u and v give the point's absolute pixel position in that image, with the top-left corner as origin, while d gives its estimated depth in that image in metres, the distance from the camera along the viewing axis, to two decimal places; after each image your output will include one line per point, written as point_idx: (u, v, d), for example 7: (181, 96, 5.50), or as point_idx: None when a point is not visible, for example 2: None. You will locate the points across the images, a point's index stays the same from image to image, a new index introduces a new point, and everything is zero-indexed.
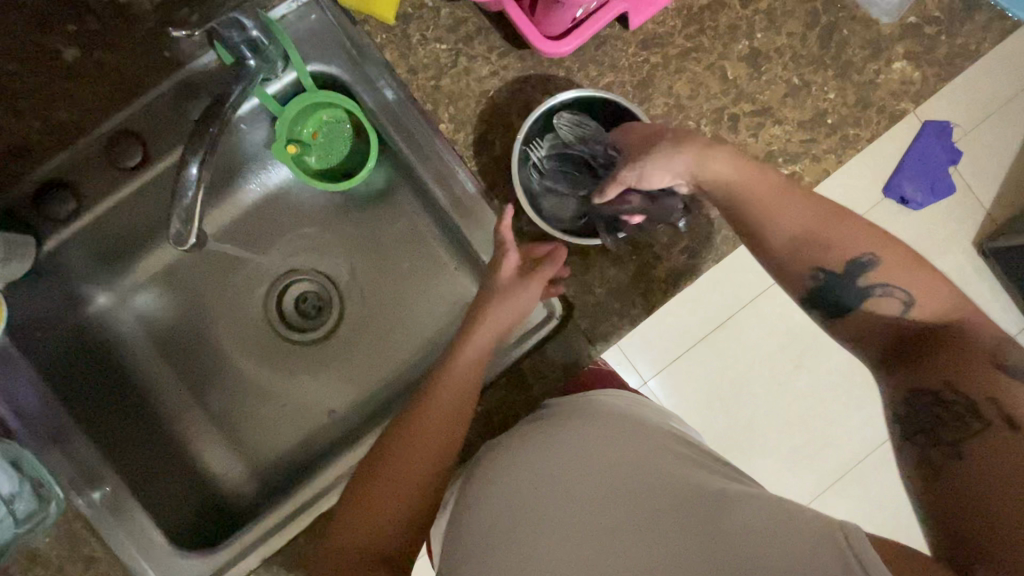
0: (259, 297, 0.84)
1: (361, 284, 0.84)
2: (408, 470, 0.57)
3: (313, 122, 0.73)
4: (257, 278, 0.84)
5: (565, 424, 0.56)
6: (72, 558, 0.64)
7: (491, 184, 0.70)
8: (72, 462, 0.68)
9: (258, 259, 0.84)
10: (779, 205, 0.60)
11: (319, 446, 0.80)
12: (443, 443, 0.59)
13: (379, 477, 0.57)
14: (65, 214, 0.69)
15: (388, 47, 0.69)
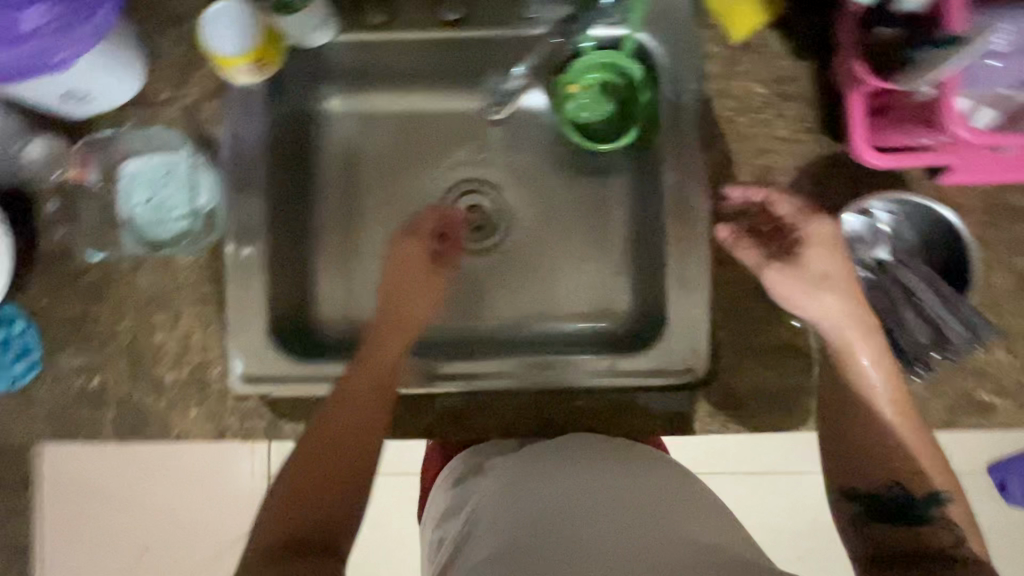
0: (441, 186, 0.85)
1: (531, 232, 0.84)
2: (359, 417, 0.63)
3: (603, 74, 0.74)
4: (451, 167, 0.85)
5: (571, 454, 0.61)
6: (194, 288, 0.70)
7: (719, 230, 0.69)
8: (235, 214, 0.70)
9: (464, 153, 0.85)
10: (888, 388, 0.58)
11: (413, 338, 0.81)
12: (380, 396, 0.65)
13: (338, 405, 0.63)
14: (372, 22, 0.74)
15: (715, 59, 0.70)
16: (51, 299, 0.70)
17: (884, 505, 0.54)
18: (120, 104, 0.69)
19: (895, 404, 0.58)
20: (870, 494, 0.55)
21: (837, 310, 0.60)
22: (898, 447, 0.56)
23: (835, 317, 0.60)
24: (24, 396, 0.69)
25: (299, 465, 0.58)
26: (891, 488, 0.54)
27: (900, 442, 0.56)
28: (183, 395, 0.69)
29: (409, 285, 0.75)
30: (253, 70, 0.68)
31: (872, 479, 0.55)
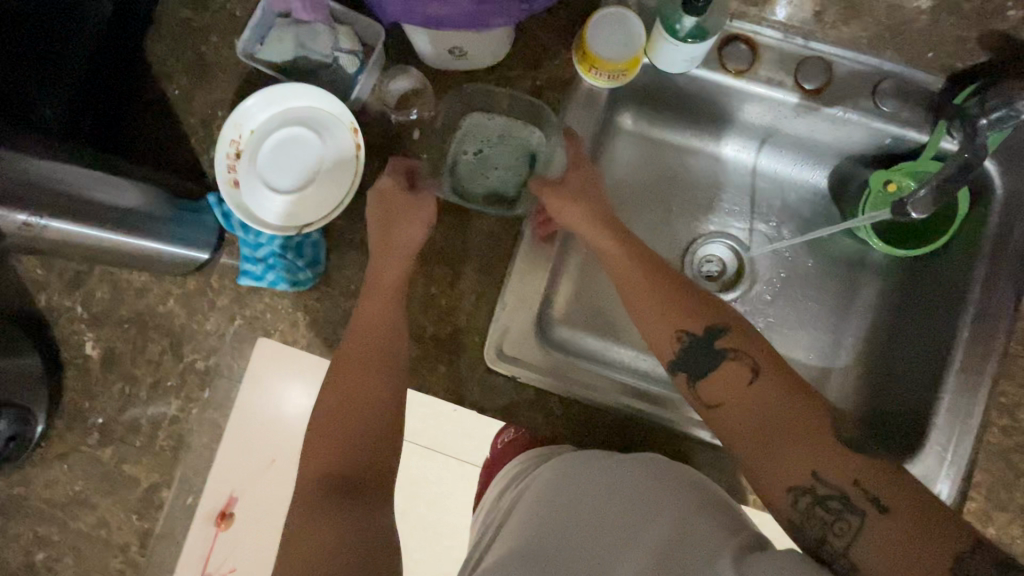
0: (694, 230, 0.86)
1: (772, 300, 0.84)
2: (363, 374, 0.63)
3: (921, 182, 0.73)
4: (710, 217, 0.86)
5: (596, 464, 0.63)
6: (480, 254, 0.72)
7: (1006, 372, 0.68)
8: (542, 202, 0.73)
9: (726, 207, 0.86)
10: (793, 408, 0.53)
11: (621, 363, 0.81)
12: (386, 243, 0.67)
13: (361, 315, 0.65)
14: (731, 67, 0.72)
15: None
16: (350, 221, 0.73)
17: (821, 518, 0.49)
18: (477, 68, 0.73)
19: (747, 414, 0.54)
20: (676, 357, 0.60)
21: (682, 313, 0.60)
22: (753, 421, 0.54)
23: (652, 315, 0.61)
24: (297, 301, 0.73)
25: (337, 382, 0.63)
26: (803, 496, 0.51)
27: (757, 424, 0.53)
28: (438, 349, 0.71)
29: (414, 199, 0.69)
30: (614, 78, 0.70)
31: (794, 477, 0.51)
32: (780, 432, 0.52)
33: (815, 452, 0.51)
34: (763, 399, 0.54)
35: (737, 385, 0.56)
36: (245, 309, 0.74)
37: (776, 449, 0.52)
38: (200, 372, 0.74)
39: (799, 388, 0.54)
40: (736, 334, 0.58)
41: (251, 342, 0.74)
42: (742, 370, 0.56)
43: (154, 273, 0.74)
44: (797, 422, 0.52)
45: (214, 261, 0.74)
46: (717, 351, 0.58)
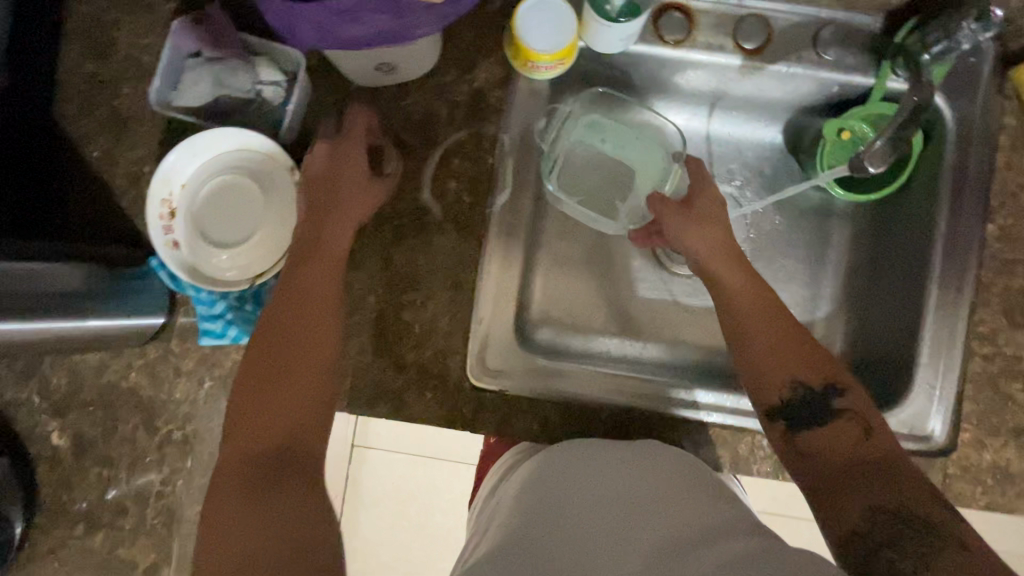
0: None
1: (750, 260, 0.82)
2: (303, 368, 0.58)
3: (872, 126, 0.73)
4: None
5: (596, 454, 0.60)
6: (447, 273, 0.70)
7: (982, 301, 0.68)
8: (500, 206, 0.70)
9: None
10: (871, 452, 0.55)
11: (607, 354, 0.80)
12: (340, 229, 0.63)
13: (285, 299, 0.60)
14: (671, 39, 0.70)
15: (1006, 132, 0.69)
16: None
17: (901, 531, 0.48)
18: (410, 79, 0.69)
19: (845, 461, 0.56)
20: (782, 404, 0.61)
21: (800, 366, 0.61)
22: (858, 461, 0.55)
23: (767, 347, 0.61)
24: None
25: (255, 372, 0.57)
26: (881, 514, 0.50)
27: (849, 463, 0.55)
28: (421, 376, 0.69)
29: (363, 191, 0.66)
30: (551, 68, 0.67)
31: (881, 501, 0.51)
32: (866, 474, 0.53)
33: (907, 491, 0.51)
34: (867, 454, 0.55)
35: (844, 444, 0.57)
36: (213, 368, 0.71)
37: (863, 485, 0.53)
38: (179, 442, 0.71)
39: (894, 455, 0.55)
40: (854, 399, 0.59)
41: (226, 401, 0.71)
42: (854, 429, 0.58)
43: (111, 348, 0.70)
44: (896, 468, 0.53)
45: (171, 323, 0.71)
46: (831, 410, 0.59)
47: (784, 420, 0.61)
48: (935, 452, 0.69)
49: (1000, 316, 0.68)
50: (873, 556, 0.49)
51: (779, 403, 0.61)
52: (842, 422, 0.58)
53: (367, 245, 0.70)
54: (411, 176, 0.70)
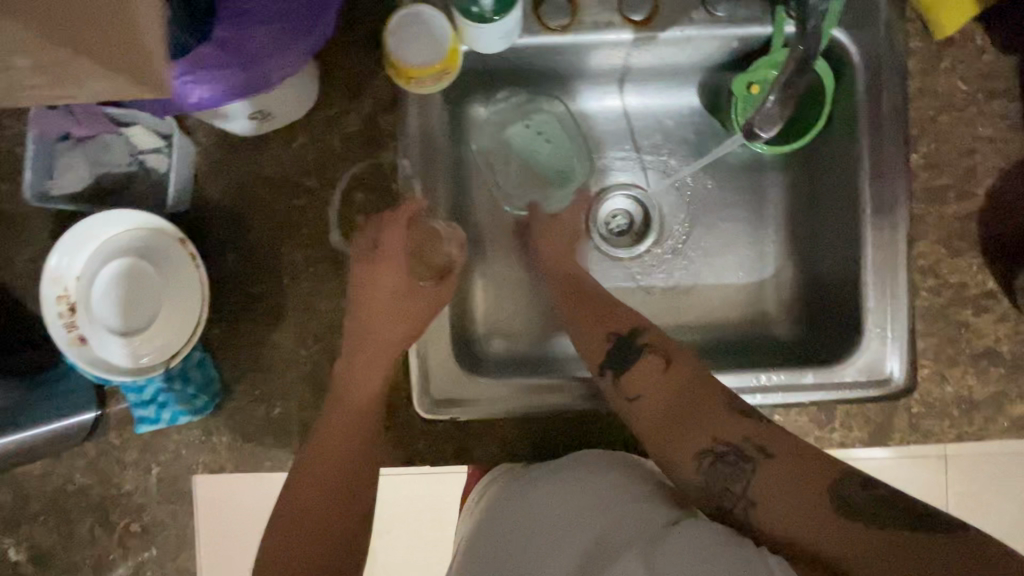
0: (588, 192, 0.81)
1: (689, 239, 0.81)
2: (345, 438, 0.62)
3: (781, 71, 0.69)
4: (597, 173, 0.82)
5: (541, 484, 0.57)
6: (375, 312, 0.67)
7: (918, 234, 0.67)
8: (414, 229, 0.67)
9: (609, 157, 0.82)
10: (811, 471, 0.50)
11: (551, 354, 0.78)
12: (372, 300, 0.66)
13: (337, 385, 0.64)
14: (554, 25, 0.66)
15: (915, 56, 0.66)
16: (229, 326, 0.67)
17: (732, 467, 0.52)
18: (294, 119, 0.66)
19: (665, 406, 0.58)
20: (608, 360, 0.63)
21: (608, 325, 0.66)
22: (671, 405, 0.58)
23: (594, 326, 0.66)
24: (207, 426, 0.68)
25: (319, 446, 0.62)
26: (707, 457, 0.53)
27: (667, 407, 0.58)
28: None
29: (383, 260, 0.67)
30: (437, 79, 0.64)
31: (699, 444, 0.54)
32: (677, 416, 0.57)
33: (713, 420, 0.55)
34: (672, 389, 0.59)
35: (651, 377, 0.60)
36: (159, 454, 0.68)
37: (682, 428, 0.56)
38: (140, 534, 0.69)
39: (693, 383, 0.59)
40: (653, 337, 0.64)
41: (179, 484, 0.69)
42: (656, 362, 0.61)
43: (49, 456, 0.68)
44: (709, 400, 0.57)
45: (105, 417, 0.68)
46: (637, 350, 0.63)
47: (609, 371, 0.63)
48: (902, 394, 0.67)
49: (939, 246, 0.67)
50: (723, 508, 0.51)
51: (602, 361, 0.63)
52: (649, 359, 0.62)
53: (289, 299, 0.67)
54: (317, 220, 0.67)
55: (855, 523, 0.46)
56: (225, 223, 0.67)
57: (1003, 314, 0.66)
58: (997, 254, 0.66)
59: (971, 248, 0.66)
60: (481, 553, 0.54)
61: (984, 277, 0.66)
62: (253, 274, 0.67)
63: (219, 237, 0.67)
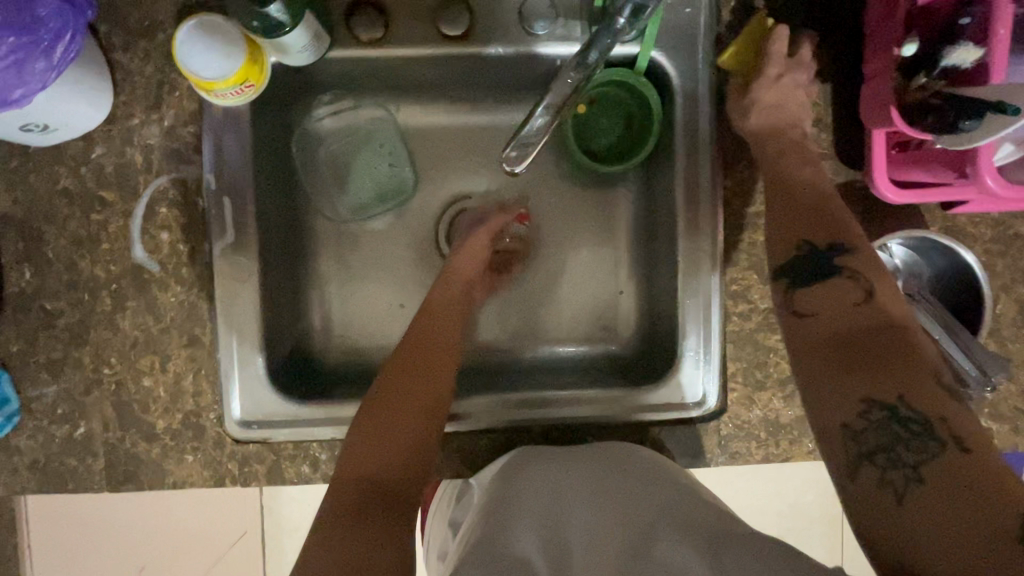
0: (436, 206, 0.79)
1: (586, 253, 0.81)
2: (392, 446, 0.58)
3: (606, 87, 0.73)
4: (443, 187, 0.79)
5: (555, 459, 0.63)
6: (182, 329, 0.66)
7: (731, 260, 0.67)
8: (222, 246, 0.65)
9: (457, 173, 0.79)
10: (885, 338, 0.46)
11: None
12: (441, 356, 0.66)
13: (375, 415, 0.60)
14: (365, 37, 0.65)
15: (731, 81, 0.66)
16: (27, 344, 0.65)
17: (893, 433, 0.43)
18: (89, 130, 0.63)
19: (837, 329, 0.49)
20: (788, 264, 0.54)
21: (807, 228, 0.55)
22: (858, 332, 0.48)
23: (799, 216, 0.56)
24: (5, 446, 0.65)
25: (365, 440, 0.58)
26: (872, 420, 0.44)
27: (843, 337, 0.48)
28: (177, 440, 0.66)
29: (455, 307, 0.71)
30: (238, 92, 0.62)
31: (877, 392, 0.44)
32: (878, 363, 0.45)
33: (904, 377, 0.44)
34: (865, 321, 0.48)
35: (843, 305, 0.50)
36: None
37: (846, 370, 0.46)
38: None
39: (900, 324, 0.47)
40: (862, 254, 0.52)
41: None
42: (853, 290, 0.50)
43: None
44: (901, 362, 0.45)
45: None
46: (835, 266, 0.52)
47: (784, 281, 0.54)
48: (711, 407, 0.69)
49: (750, 271, 0.67)
50: (863, 471, 0.44)
51: (784, 263, 0.54)
52: (853, 276, 0.51)
53: (92, 316, 0.65)
54: (119, 235, 0.65)
55: (896, 423, 0.43)
56: (21, 237, 0.64)
57: None
58: None
59: None
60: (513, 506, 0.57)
61: None
62: (51, 290, 0.65)
63: (14, 251, 0.64)
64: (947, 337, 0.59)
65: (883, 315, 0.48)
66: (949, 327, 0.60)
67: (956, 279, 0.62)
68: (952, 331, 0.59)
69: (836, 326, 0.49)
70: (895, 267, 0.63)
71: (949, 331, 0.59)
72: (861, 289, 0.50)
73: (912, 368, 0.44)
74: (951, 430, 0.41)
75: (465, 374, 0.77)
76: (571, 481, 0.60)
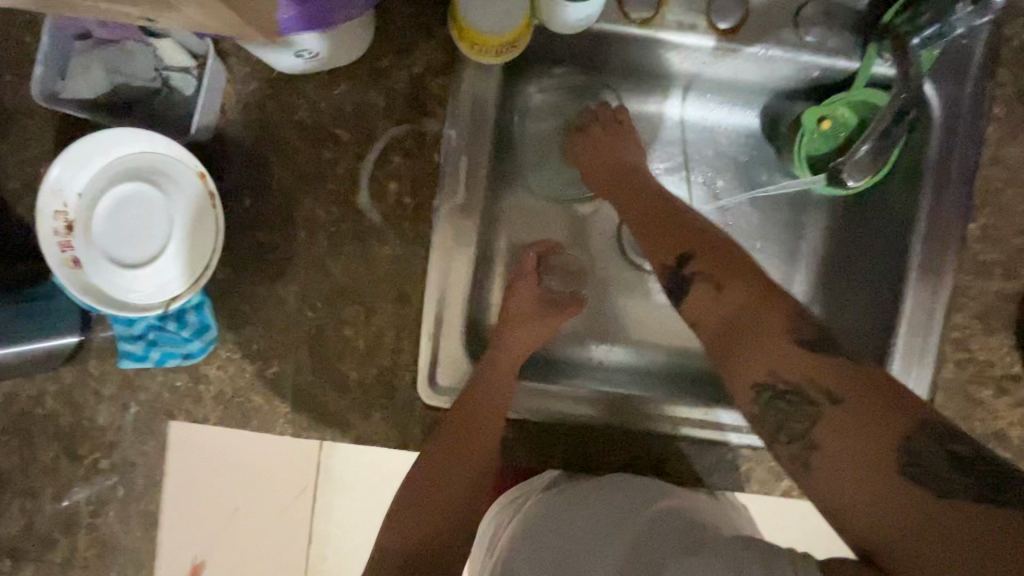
0: None
1: None
2: (455, 456, 0.62)
3: (838, 108, 0.65)
4: None
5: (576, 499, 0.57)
6: (391, 284, 0.64)
7: (957, 306, 0.65)
8: (448, 205, 0.63)
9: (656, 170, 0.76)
10: (761, 318, 0.49)
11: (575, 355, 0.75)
12: (503, 375, 0.63)
13: (454, 435, 0.61)
14: (635, 15, 0.62)
15: (995, 123, 0.64)
16: (234, 272, 0.63)
17: (785, 408, 0.45)
18: (339, 65, 0.61)
19: (721, 321, 0.52)
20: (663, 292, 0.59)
21: (663, 249, 0.60)
22: (722, 323, 0.52)
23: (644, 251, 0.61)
24: (196, 372, 0.64)
25: (434, 458, 0.62)
26: (764, 393, 0.47)
27: (727, 322, 0.51)
28: (366, 395, 0.65)
29: (531, 322, 0.68)
30: (502, 52, 0.59)
31: (755, 374, 0.47)
32: (744, 329, 0.50)
33: (772, 352, 0.47)
34: (729, 311, 0.51)
35: (713, 309, 0.53)
36: (141, 392, 0.65)
37: (735, 356, 0.49)
38: (106, 471, 0.66)
39: (756, 291, 0.51)
40: (706, 260, 0.56)
41: (155, 425, 0.65)
42: (708, 288, 0.54)
43: (20, 375, 0.64)
44: (871, 384, 0.43)
45: (88, 343, 0.64)
46: (688, 277, 0.56)
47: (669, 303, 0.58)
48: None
49: (974, 321, 0.65)
50: (774, 435, 0.45)
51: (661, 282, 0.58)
52: (702, 282, 0.55)
53: (303, 255, 0.63)
54: (347, 177, 0.63)
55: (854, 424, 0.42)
56: (248, 163, 0.62)
57: (1020, 399, 0.66)
58: None
59: (1004, 328, 0.65)
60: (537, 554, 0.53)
61: (1011, 360, 0.66)
62: (267, 222, 0.63)
63: (238, 176, 0.62)
64: None
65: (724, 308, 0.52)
66: None
67: None
68: None
69: (739, 307, 0.51)
70: None
71: None
72: (741, 287, 0.52)
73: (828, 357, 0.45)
74: (832, 395, 0.43)
75: (623, 375, 0.74)
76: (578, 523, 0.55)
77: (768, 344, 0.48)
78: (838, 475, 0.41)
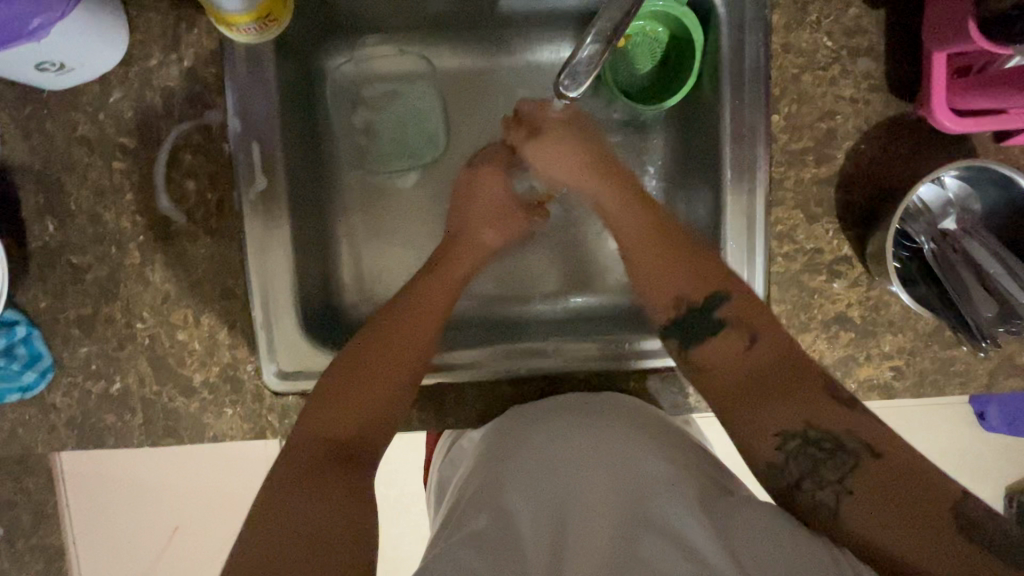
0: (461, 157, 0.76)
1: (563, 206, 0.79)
2: (365, 391, 0.55)
3: (647, 21, 0.69)
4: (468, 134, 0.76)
5: (550, 416, 0.60)
6: (214, 281, 0.64)
7: (779, 198, 0.65)
8: (250, 190, 0.63)
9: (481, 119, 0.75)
10: (771, 372, 0.53)
11: None
12: (397, 358, 0.58)
13: (352, 364, 0.57)
14: None
15: (780, 9, 0.63)
16: (55, 299, 0.63)
17: (812, 458, 0.49)
18: (108, 74, 0.60)
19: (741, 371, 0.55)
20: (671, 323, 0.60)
21: (681, 278, 0.60)
22: (743, 376, 0.54)
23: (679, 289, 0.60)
24: (41, 404, 0.64)
25: (338, 393, 0.55)
26: (793, 440, 0.50)
27: (743, 376, 0.54)
28: (214, 395, 0.64)
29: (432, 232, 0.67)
30: (261, 28, 0.59)
31: (784, 425, 0.50)
32: (770, 389, 0.52)
33: (810, 403, 0.51)
34: (757, 364, 0.54)
35: (730, 356, 0.56)
36: None
37: (761, 409, 0.51)
38: None
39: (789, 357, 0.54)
40: (735, 305, 0.58)
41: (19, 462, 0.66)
42: (739, 339, 0.56)
43: None
44: (814, 399, 0.51)
45: None
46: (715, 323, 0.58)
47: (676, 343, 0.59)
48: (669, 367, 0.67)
49: (796, 211, 0.65)
50: (799, 483, 0.49)
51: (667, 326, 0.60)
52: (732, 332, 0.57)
53: (120, 268, 0.63)
54: (143, 184, 0.62)
55: (797, 426, 0.50)
56: (41, 188, 0.62)
57: (855, 279, 0.65)
58: (856, 217, 0.64)
59: (827, 212, 0.65)
60: (518, 464, 0.55)
61: (840, 243, 0.65)
62: (76, 244, 0.63)
63: (35, 205, 0.62)
64: (999, 269, 0.58)
65: (677, 282, 0.60)
66: (1000, 255, 0.59)
67: (1015, 210, 0.60)
68: (1001, 259, 0.59)
69: (773, 354, 0.54)
70: (944, 200, 0.62)
71: (997, 261, 0.59)
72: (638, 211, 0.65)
73: (823, 407, 0.50)
74: (865, 445, 0.48)
75: (477, 326, 0.74)
76: (558, 443, 0.57)
77: (750, 403, 0.52)
78: (886, 516, 0.44)
